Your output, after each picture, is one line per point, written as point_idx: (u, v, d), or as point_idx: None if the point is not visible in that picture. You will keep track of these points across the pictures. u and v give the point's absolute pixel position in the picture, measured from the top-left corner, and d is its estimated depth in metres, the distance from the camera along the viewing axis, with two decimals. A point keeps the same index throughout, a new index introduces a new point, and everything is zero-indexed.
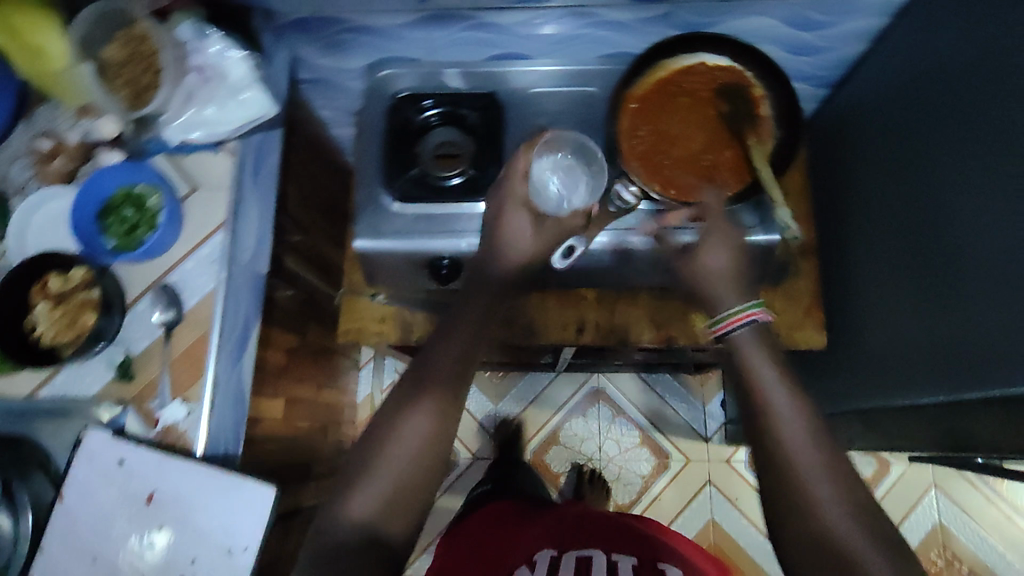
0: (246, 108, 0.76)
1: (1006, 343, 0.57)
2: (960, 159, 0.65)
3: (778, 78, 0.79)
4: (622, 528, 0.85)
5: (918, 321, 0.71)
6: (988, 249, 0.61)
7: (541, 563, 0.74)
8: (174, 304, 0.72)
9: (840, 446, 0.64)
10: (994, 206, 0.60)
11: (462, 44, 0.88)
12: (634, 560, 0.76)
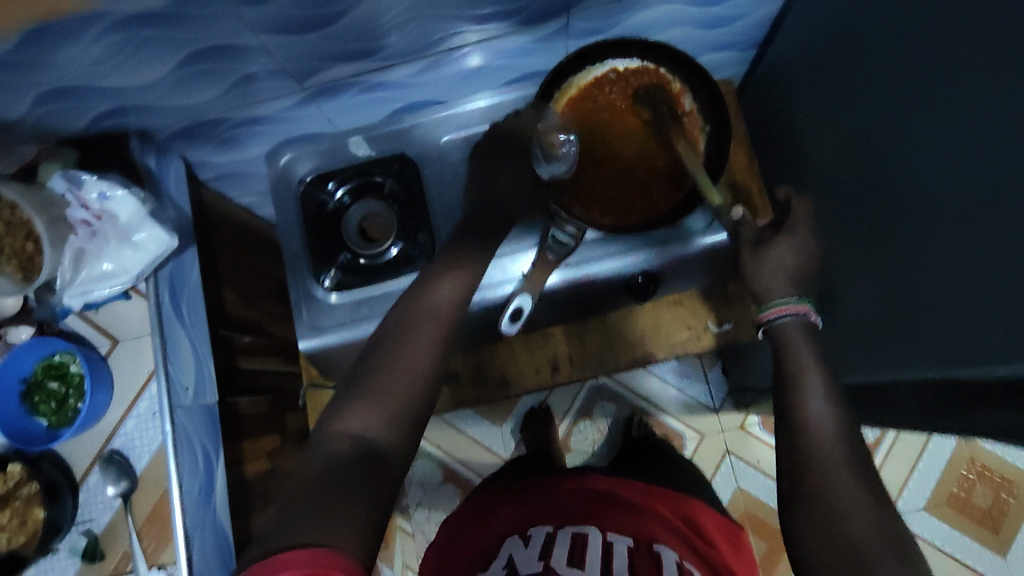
0: (145, 250, 0.70)
1: (979, 347, 0.52)
2: (899, 133, 0.60)
3: (695, 70, 0.74)
4: (628, 502, 0.81)
5: (885, 308, 0.67)
6: (951, 238, 0.55)
7: (535, 537, 0.73)
8: (124, 475, 0.69)
9: (849, 423, 0.60)
10: (936, 182, 0.56)
11: (358, 107, 0.81)
12: (629, 542, 0.72)
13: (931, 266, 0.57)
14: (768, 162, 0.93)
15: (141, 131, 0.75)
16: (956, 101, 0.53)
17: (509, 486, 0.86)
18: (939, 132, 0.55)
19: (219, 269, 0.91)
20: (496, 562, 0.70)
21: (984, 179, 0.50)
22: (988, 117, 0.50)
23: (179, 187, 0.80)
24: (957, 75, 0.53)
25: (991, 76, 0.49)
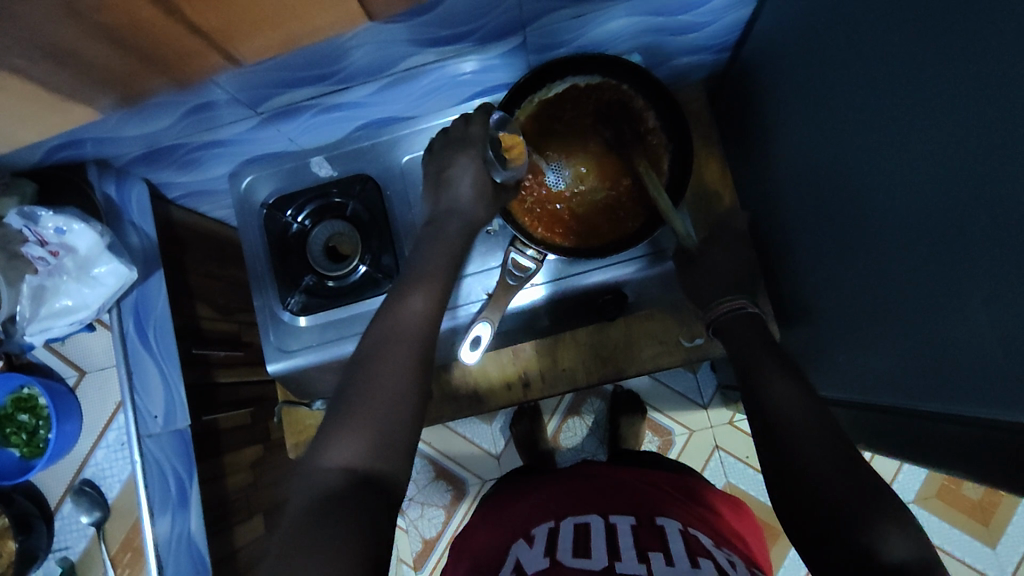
0: (104, 284, 0.71)
1: (976, 382, 0.50)
2: (870, 161, 0.58)
3: (657, 89, 0.73)
4: (631, 483, 0.73)
5: (869, 328, 0.64)
6: (931, 272, 0.52)
7: (539, 536, 0.63)
8: (97, 505, 0.73)
9: (836, 430, 0.57)
10: (910, 220, 0.53)
11: (319, 128, 0.78)
12: (632, 521, 0.64)
13: (912, 299, 0.55)
14: (743, 168, 0.90)
15: (99, 159, 0.74)
16: (920, 138, 0.50)
17: (510, 490, 0.79)
18: (909, 169, 0.52)
19: (193, 287, 0.91)
20: (499, 568, 0.61)
21: (959, 222, 0.48)
22: (954, 159, 0.47)
23: (141, 213, 0.80)
24: (917, 111, 0.50)
25: (961, 115, 0.46)
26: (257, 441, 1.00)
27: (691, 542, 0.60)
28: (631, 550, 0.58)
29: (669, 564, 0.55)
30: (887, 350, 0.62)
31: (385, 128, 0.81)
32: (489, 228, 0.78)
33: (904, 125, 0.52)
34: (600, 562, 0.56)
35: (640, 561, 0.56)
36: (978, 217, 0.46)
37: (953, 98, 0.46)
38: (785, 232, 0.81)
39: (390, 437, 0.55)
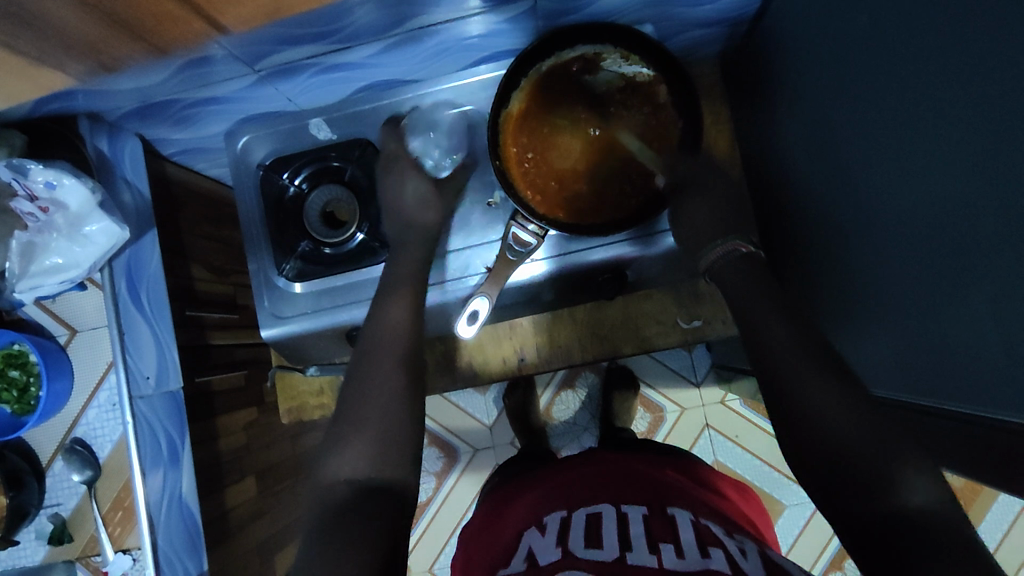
0: (96, 242, 0.69)
1: (980, 380, 0.49)
2: (882, 150, 0.56)
3: (669, 63, 0.70)
4: (643, 471, 0.72)
5: (873, 318, 0.63)
6: (937, 270, 0.51)
7: (551, 525, 0.63)
8: (89, 464, 0.73)
9: (868, 407, 0.54)
10: (918, 212, 0.52)
11: (319, 89, 0.76)
12: (644, 510, 0.63)
13: (917, 293, 0.54)
14: (752, 148, 0.88)
15: (90, 112, 0.71)
16: (939, 129, 0.48)
17: (524, 480, 0.79)
18: (925, 160, 0.50)
19: (187, 247, 0.89)
20: (512, 557, 0.61)
21: (969, 219, 0.46)
22: (969, 153, 0.45)
23: (135, 167, 0.77)
24: (936, 101, 0.48)
25: (979, 109, 0.44)
26: (251, 404, 1.00)
27: (702, 531, 0.59)
28: (641, 541, 0.57)
29: (679, 556, 0.55)
30: (891, 343, 0.61)
31: (387, 92, 0.79)
32: (490, 200, 0.78)
33: (922, 114, 0.49)
34: (611, 552, 0.56)
35: (652, 552, 0.55)
36: (990, 216, 0.44)
37: (974, 89, 0.44)
38: (792, 215, 0.79)
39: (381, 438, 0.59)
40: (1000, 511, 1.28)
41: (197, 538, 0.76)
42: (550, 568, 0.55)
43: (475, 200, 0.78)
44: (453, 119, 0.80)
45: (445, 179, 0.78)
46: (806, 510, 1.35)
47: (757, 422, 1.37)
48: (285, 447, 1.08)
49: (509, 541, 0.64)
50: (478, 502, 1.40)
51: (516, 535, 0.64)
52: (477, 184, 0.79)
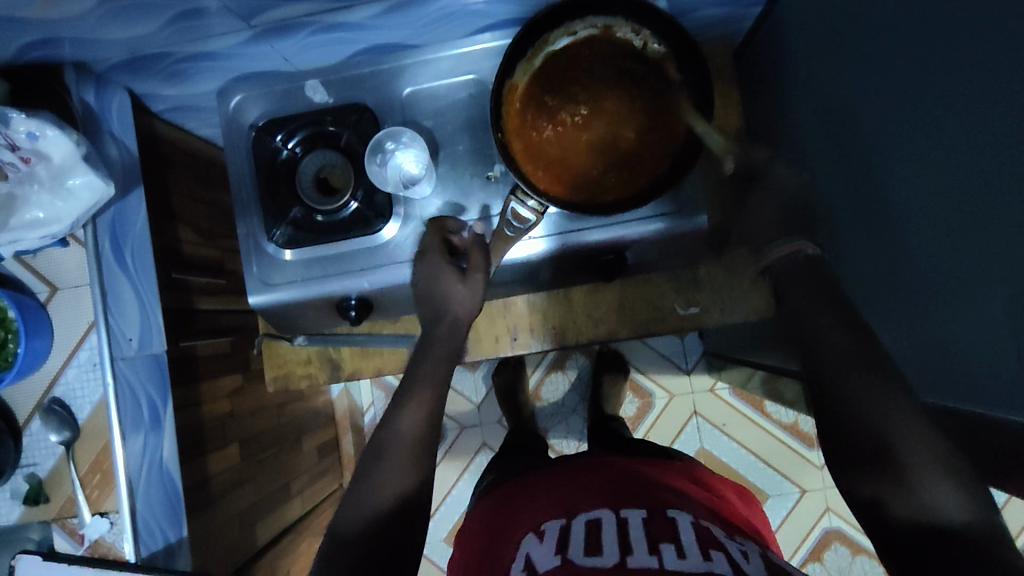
0: (80, 197, 0.66)
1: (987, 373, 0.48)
2: (905, 137, 0.54)
3: (679, 38, 0.68)
4: (645, 476, 0.71)
5: (880, 309, 0.63)
6: (953, 261, 0.50)
7: (550, 532, 0.62)
8: (67, 424, 0.71)
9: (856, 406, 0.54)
10: (939, 203, 0.51)
11: (317, 48, 0.73)
12: (643, 514, 0.62)
13: (933, 283, 0.54)
14: (760, 134, 0.86)
15: (77, 61, 0.68)
16: (976, 116, 0.46)
17: (524, 482, 0.78)
18: (959, 150, 0.49)
19: (175, 208, 0.86)
20: (509, 566, 0.60)
21: (990, 213, 0.45)
22: (995, 145, 0.44)
23: (122, 123, 0.74)
24: (975, 88, 0.46)
25: (1009, 95, 0.43)
26: (236, 371, 0.99)
27: (702, 534, 0.58)
28: (642, 543, 0.57)
29: (681, 556, 0.54)
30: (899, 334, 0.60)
31: (387, 56, 0.76)
32: (490, 173, 0.75)
33: (957, 101, 0.48)
34: (612, 558, 0.55)
35: (653, 553, 0.55)
36: (1014, 204, 0.43)
37: (1013, 79, 0.42)
38: None
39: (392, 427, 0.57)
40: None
41: (178, 505, 0.74)
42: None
43: (475, 171, 0.76)
44: (456, 86, 0.76)
45: (445, 148, 0.76)
46: (789, 498, 1.36)
47: (745, 411, 1.38)
48: (270, 416, 1.07)
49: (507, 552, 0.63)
50: (462, 480, 1.40)
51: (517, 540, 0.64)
52: (477, 155, 0.76)
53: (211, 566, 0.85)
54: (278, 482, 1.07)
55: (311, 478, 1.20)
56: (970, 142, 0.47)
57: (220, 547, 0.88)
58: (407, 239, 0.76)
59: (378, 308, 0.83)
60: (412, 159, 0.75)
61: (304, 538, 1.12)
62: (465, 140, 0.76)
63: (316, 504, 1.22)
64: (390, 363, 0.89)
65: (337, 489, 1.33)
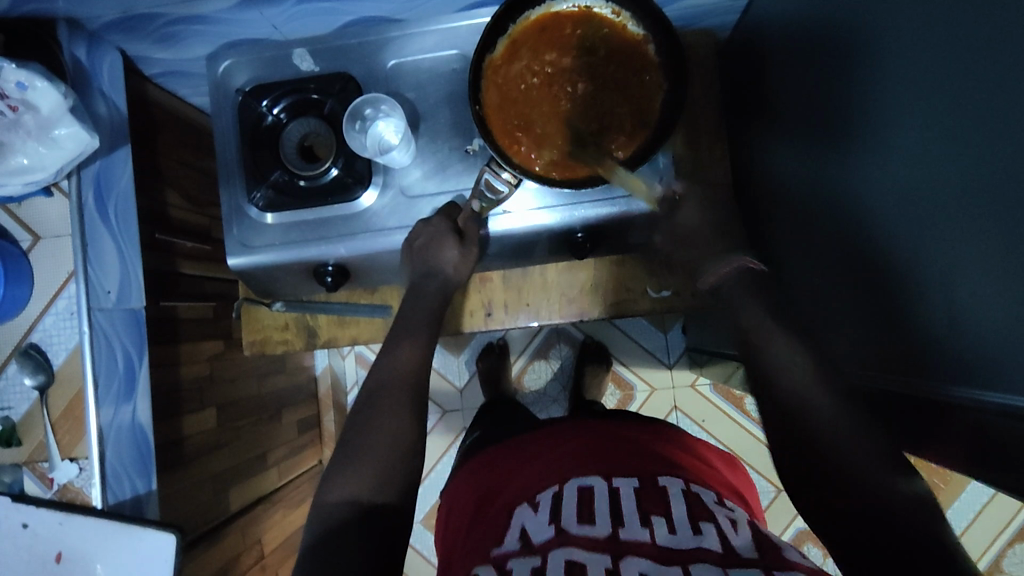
0: (62, 148, 0.69)
1: (949, 344, 0.49)
2: (874, 120, 0.56)
3: (655, 19, 0.69)
4: (637, 444, 0.72)
5: (842, 290, 0.64)
6: (919, 237, 0.51)
7: (545, 502, 0.61)
8: (42, 369, 0.73)
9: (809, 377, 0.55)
10: (909, 181, 0.52)
11: (305, 17, 0.75)
12: (635, 483, 0.62)
13: (892, 260, 0.55)
14: (739, 126, 0.88)
15: (69, 18, 0.70)
16: (936, 95, 0.48)
17: (496, 451, 0.78)
18: (920, 128, 0.50)
19: (163, 171, 0.88)
20: (502, 532, 0.59)
21: (957, 188, 0.46)
22: (960, 123, 0.46)
23: (113, 82, 0.76)
24: (935, 68, 0.47)
25: (976, 72, 0.44)
26: (218, 336, 1.00)
27: (693, 503, 0.59)
28: (633, 515, 0.57)
29: (671, 532, 0.54)
30: (860, 314, 0.61)
31: (374, 28, 0.78)
32: (469, 147, 0.77)
33: (920, 82, 0.49)
34: (604, 530, 0.55)
35: (643, 526, 0.55)
36: (976, 179, 0.45)
37: (974, 54, 0.44)
38: (776, 192, 0.79)
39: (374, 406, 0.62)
40: (967, 502, 1.24)
41: (150, 459, 0.76)
42: (542, 548, 0.54)
43: (454, 145, 0.78)
44: (440, 61, 0.78)
45: (427, 121, 0.78)
46: (764, 497, 1.37)
47: (724, 407, 1.39)
48: (251, 385, 1.08)
49: (499, 516, 0.63)
50: (443, 461, 1.41)
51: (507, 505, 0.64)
52: (457, 129, 0.78)
53: (183, 523, 0.87)
54: (256, 451, 1.08)
55: (290, 452, 1.22)
56: (926, 121, 0.49)
57: (194, 506, 0.90)
58: (386, 207, 0.78)
59: (355, 276, 0.84)
60: (394, 130, 0.76)
61: (280, 507, 1.14)
62: (446, 114, 0.78)
63: (294, 477, 1.23)
64: (367, 333, 0.91)
65: (316, 465, 1.34)
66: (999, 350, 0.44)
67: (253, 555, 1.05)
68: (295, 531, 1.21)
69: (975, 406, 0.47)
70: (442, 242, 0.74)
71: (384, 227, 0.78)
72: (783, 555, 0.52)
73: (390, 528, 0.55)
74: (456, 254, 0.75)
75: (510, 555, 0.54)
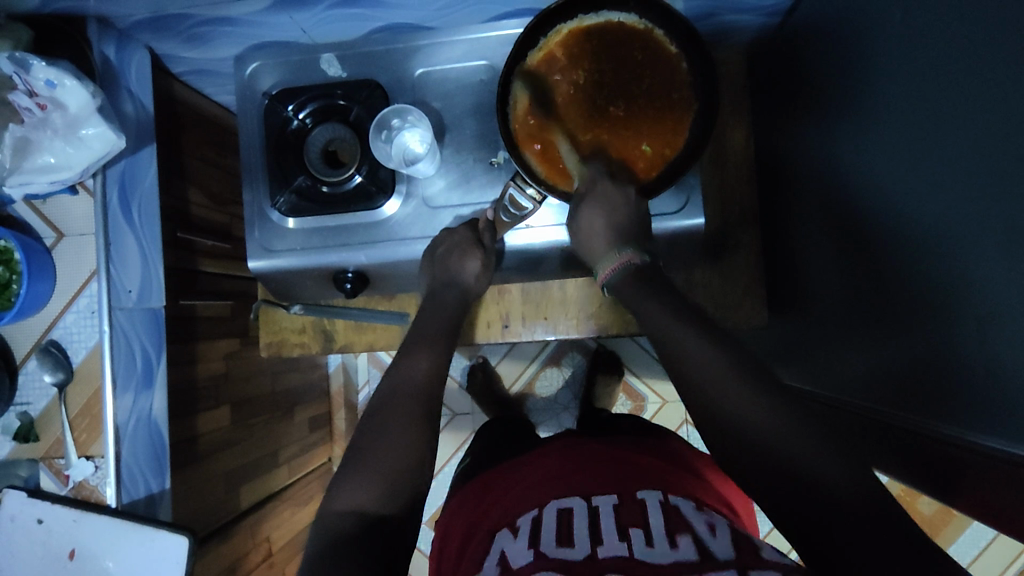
0: (90, 147, 0.69)
1: (985, 391, 0.48)
2: (914, 152, 0.54)
3: (688, 37, 0.68)
4: (636, 460, 0.70)
5: (870, 326, 0.63)
6: (955, 276, 0.49)
7: (523, 527, 0.60)
8: (61, 366, 0.74)
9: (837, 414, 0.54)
10: (946, 223, 0.50)
11: (333, 22, 0.74)
12: (613, 501, 0.61)
13: (924, 300, 0.53)
14: (767, 145, 0.86)
15: (99, 16, 0.70)
16: (978, 136, 0.46)
17: (503, 466, 0.77)
18: (958, 168, 0.49)
19: (187, 170, 0.88)
20: (482, 560, 0.58)
21: (996, 234, 0.45)
22: (1000, 168, 0.44)
23: (140, 81, 0.76)
24: (978, 107, 0.46)
25: (1016, 116, 0.42)
26: (234, 334, 1.00)
27: (672, 516, 0.58)
28: (610, 530, 0.56)
29: (649, 544, 0.53)
30: (888, 351, 0.60)
31: (401, 35, 0.77)
32: (493, 159, 0.76)
33: (960, 121, 0.48)
34: (583, 551, 0.53)
35: (622, 540, 0.54)
36: (1010, 227, 0.43)
37: (1011, 97, 0.43)
38: (801, 215, 0.78)
39: (386, 417, 0.61)
40: (973, 534, 1.22)
41: (166, 457, 0.77)
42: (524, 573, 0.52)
43: (479, 156, 0.77)
44: (467, 71, 0.77)
45: (453, 132, 0.77)
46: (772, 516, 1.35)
47: None
48: (265, 383, 1.08)
49: (487, 537, 0.63)
50: (452, 462, 1.41)
51: (503, 521, 0.64)
52: (482, 141, 0.77)
53: (193, 520, 0.87)
54: (267, 449, 1.08)
55: (300, 450, 1.22)
56: (970, 161, 0.47)
57: (205, 503, 0.90)
58: (409, 216, 0.77)
59: (374, 283, 0.84)
60: (420, 139, 0.76)
61: (288, 505, 1.14)
62: (472, 125, 0.77)
63: (303, 475, 1.24)
64: (383, 339, 0.91)
65: (326, 462, 1.34)
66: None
67: (261, 553, 1.06)
68: (304, 528, 1.21)
69: (1008, 459, 0.46)
70: (465, 255, 0.73)
71: (406, 236, 0.77)
72: (759, 554, 0.51)
73: (402, 547, 0.55)
74: (477, 265, 0.74)
75: None
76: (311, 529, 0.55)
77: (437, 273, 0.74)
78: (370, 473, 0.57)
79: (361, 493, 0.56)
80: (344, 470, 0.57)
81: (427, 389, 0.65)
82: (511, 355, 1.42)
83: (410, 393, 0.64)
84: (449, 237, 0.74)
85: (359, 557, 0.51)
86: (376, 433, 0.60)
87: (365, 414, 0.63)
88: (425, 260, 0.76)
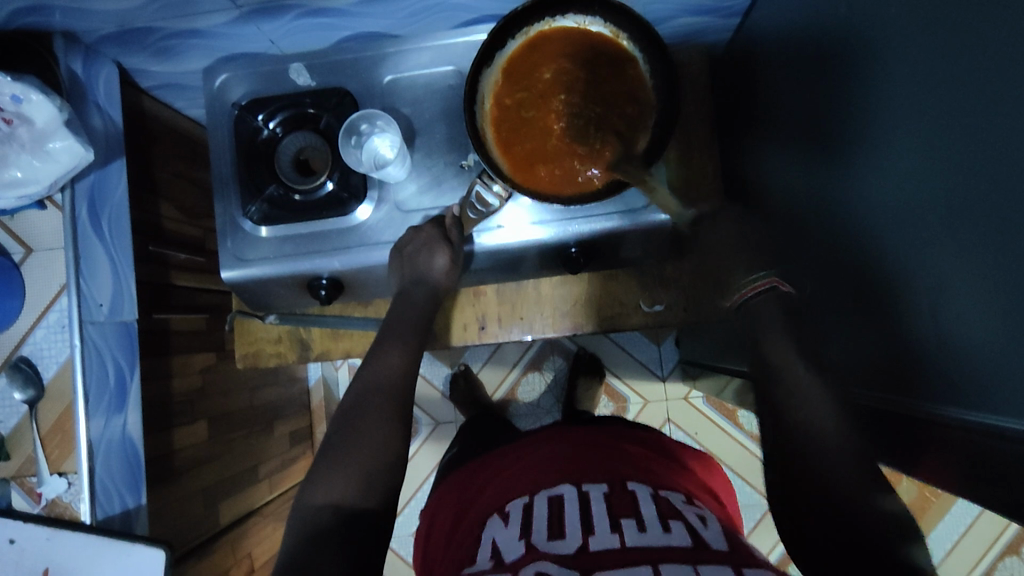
0: (57, 161, 0.69)
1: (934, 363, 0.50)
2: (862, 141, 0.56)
3: (649, 39, 0.69)
4: (617, 450, 0.71)
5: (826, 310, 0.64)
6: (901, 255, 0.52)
7: (514, 514, 0.61)
8: (31, 383, 0.73)
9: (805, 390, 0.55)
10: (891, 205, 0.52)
11: (301, 32, 0.75)
12: (605, 488, 0.62)
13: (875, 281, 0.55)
14: (731, 142, 0.89)
15: (65, 31, 0.70)
16: (898, 123, 0.49)
17: (483, 459, 0.77)
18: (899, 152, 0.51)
19: (157, 183, 0.88)
20: (475, 547, 0.59)
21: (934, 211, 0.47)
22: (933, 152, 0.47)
23: (109, 95, 0.77)
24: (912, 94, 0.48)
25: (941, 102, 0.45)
26: (209, 348, 0.99)
27: (662, 506, 0.59)
28: (603, 518, 0.56)
29: (642, 534, 0.54)
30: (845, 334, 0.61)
31: (369, 44, 0.78)
32: (463, 162, 0.77)
33: (882, 111, 0.51)
34: (573, 543, 0.53)
35: (614, 531, 0.54)
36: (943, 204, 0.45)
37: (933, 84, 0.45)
38: (764, 204, 0.80)
39: (362, 415, 0.61)
40: (953, 520, 1.24)
41: (141, 472, 0.76)
42: (514, 565, 0.53)
43: (449, 159, 0.78)
44: (435, 77, 0.79)
45: (423, 136, 0.78)
46: (755, 510, 1.37)
47: (716, 419, 1.38)
48: (243, 397, 1.07)
49: (470, 534, 0.62)
50: (436, 472, 1.41)
51: (484, 516, 0.64)
52: (452, 144, 0.78)
53: (171, 536, 0.86)
54: (247, 464, 1.07)
55: (281, 464, 1.20)
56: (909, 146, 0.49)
57: (184, 519, 0.89)
58: (381, 219, 0.78)
59: (349, 289, 0.84)
60: (389, 144, 0.77)
61: (269, 520, 1.13)
62: (442, 129, 0.78)
63: (284, 490, 1.22)
64: (360, 346, 0.91)
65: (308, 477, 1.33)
66: (967, 378, 0.44)
67: (242, 569, 1.04)
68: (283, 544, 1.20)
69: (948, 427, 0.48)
70: (437, 255, 0.74)
71: (379, 240, 0.78)
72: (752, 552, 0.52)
73: (382, 541, 0.55)
74: (446, 263, 0.75)
75: (483, 574, 0.53)
76: (292, 526, 0.55)
77: (409, 272, 0.75)
78: (348, 469, 0.57)
79: (339, 490, 0.56)
80: (323, 468, 0.57)
81: (404, 386, 0.65)
82: (493, 360, 1.42)
83: (387, 388, 0.64)
84: (416, 236, 0.75)
85: (339, 551, 0.51)
86: (351, 431, 0.60)
87: (341, 413, 0.63)
88: (394, 260, 0.76)
